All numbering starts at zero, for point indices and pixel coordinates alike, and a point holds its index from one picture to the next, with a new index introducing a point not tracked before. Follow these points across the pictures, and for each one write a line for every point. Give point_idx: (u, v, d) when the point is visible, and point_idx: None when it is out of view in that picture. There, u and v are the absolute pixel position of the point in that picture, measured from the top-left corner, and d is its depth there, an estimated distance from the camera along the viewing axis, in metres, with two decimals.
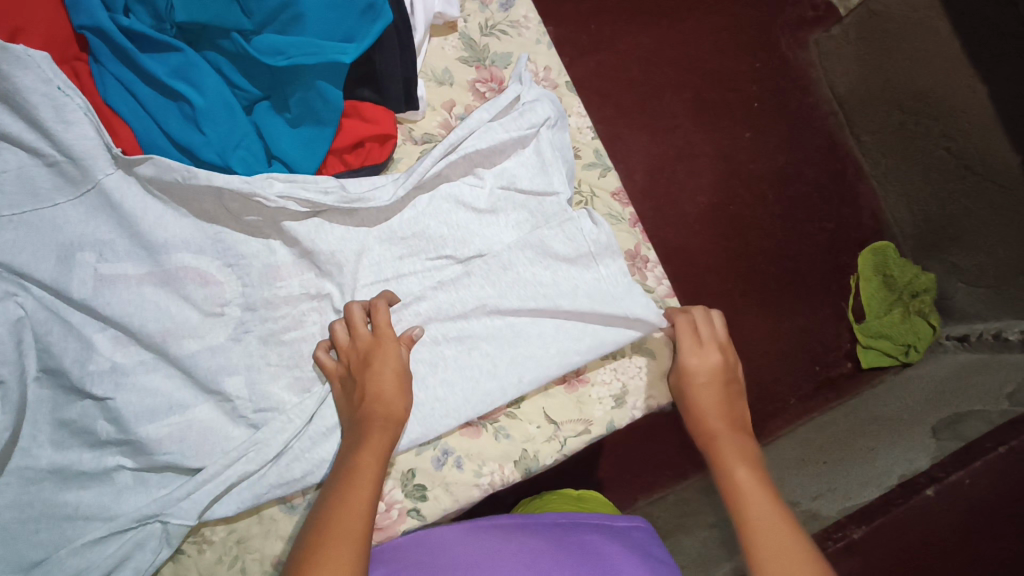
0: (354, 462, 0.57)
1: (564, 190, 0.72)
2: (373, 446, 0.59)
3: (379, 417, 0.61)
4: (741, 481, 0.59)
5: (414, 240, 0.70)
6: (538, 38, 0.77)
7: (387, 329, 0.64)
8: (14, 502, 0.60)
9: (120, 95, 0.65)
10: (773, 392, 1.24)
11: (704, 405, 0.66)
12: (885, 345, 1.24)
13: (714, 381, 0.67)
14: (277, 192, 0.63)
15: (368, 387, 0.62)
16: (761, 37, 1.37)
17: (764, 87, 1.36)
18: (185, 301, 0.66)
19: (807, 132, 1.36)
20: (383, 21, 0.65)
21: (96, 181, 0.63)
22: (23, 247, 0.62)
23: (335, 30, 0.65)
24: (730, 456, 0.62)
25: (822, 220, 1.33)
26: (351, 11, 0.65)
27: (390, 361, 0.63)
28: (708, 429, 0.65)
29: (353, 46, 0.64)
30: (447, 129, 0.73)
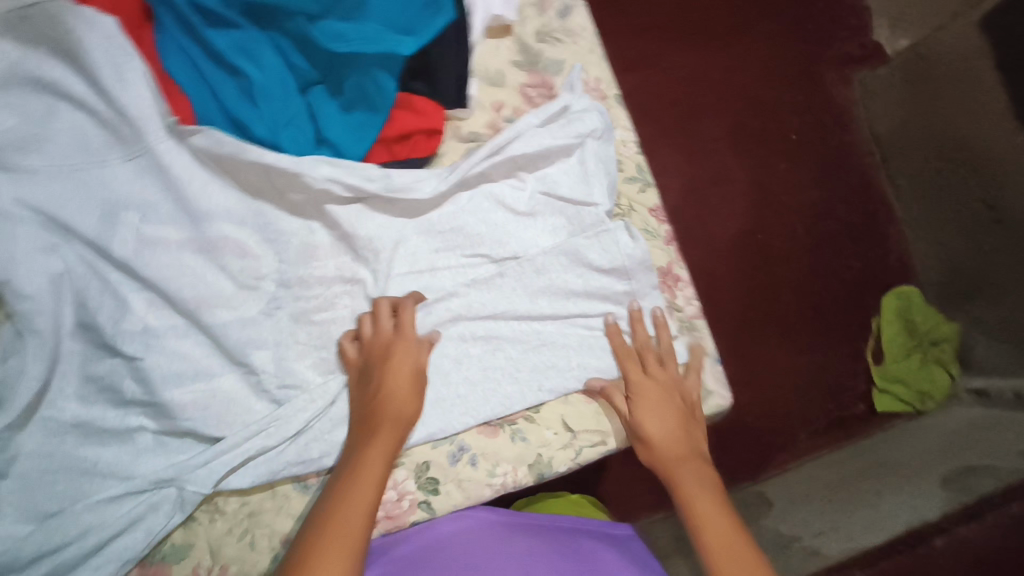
0: (363, 459, 0.58)
1: (604, 202, 0.71)
2: (382, 445, 0.60)
3: (390, 417, 0.62)
4: (709, 515, 0.60)
5: (451, 235, 0.70)
6: (592, 49, 0.75)
7: (410, 328, 0.65)
8: (35, 451, 0.62)
9: (181, 65, 0.66)
10: (784, 425, 1.23)
11: (664, 425, 0.65)
12: (900, 391, 1.23)
13: (666, 405, 0.66)
14: (322, 178, 0.64)
15: (384, 384, 0.63)
16: (804, 71, 1.37)
17: (804, 120, 1.36)
18: (222, 272, 0.67)
19: (843, 169, 1.35)
20: (445, 16, 0.65)
21: (147, 145, 0.65)
22: (69, 201, 0.63)
23: (397, 20, 0.65)
24: (692, 482, 0.62)
25: (850, 259, 1.32)
26: (415, 3, 0.66)
27: (409, 361, 0.64)
28: (664, 450, 0.64)
29: (414, 39, 0.64)
30: (494, 129, 0.72)
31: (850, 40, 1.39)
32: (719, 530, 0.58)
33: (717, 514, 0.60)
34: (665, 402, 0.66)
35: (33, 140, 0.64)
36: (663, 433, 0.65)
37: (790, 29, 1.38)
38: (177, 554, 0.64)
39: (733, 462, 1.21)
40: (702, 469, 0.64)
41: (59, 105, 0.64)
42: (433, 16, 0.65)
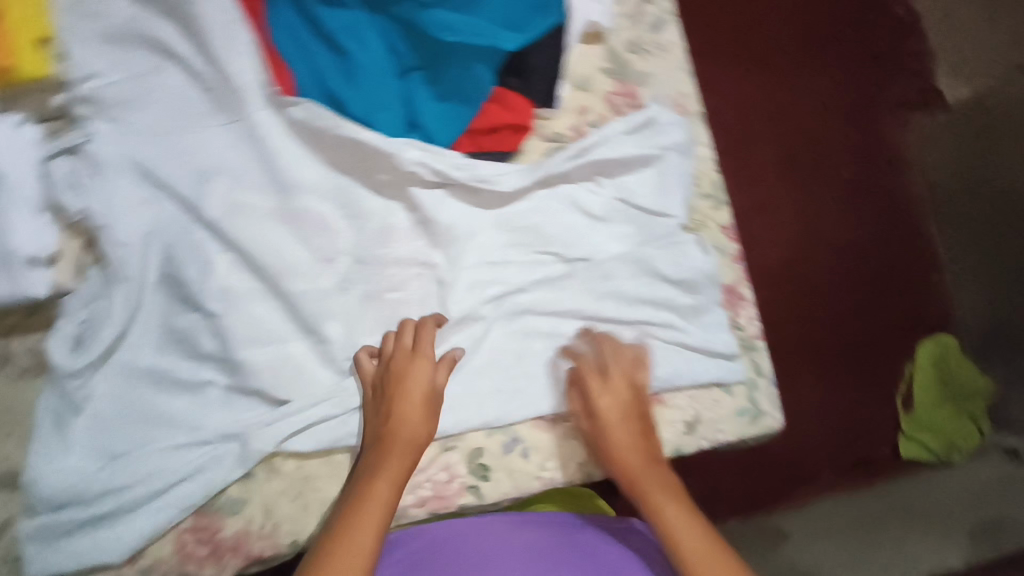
0: (371, 485, 0.61)
1: (680, 215, 0.72)
2: (390, 473, 0.62)
3: (401, 442, 0.63)
4: (677, 527, 0.62)
5: (525, 231, 0.71)
6: (680, 65, 0.76)
7: (427, 348, 0.67)
8: (111, 393, 0.65)
9: (289, 41, 0.69)
10: (807, 459, 1.23)
11: (623, 443, 0.67)
12: (928, 439, 1.21)
13: (625, 421, 0.67)
14: (416, 158, 0.67)
15: (396, 407, 0.64)
16: (867, 111, 1.37)
17: (857, 158, 1.36)
18: (303, 243, 0.69)
19: (891, 211, 1.35)
20: (551, 19, 0.68)
21: (246, 114, 0.68)
22: (171, 159, 0.67)
23: (505, 17, 0.67)
24: (658, 493, 0.64)
25: (890, 301, 1.31)
26: (524, 4, 0.67)
27: (424, 385, 0.66)
28: (627, 466, 0.66)
29: (517, 37, 0.66)
30: (577, 133, 0.73)
31: (912, 83, 1.37)
32: (693, 539, 0.61)
33: (689, 524, 0.62)
34: (623, 418, 0.67)
35: (141, 98, 0.68)
36: (623, 450, 0.66)
37: (854, 66, 1.38)
38: (233, 507, 0.66)
39: (753, 490, 1.20)
40: (667, 478, 0.66)
41: (165, 67, 0.69)
42: (537, 17, 0.67)
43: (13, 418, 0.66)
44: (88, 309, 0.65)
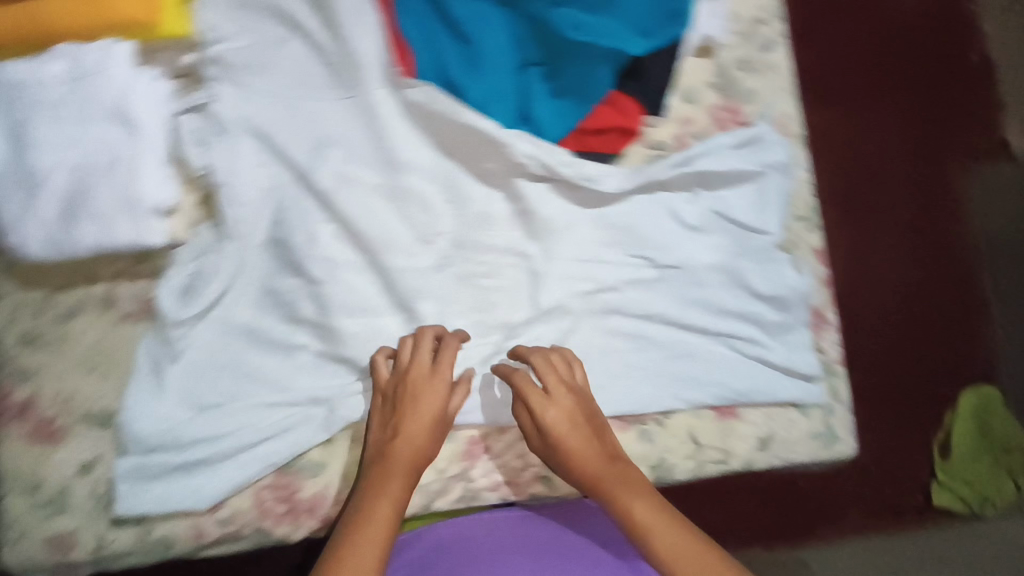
0: (374, 500, 0.61)
1: (776, 233, 0.73)
2: (394, 489, 0.62)
3: (407, 459, 0.64)
4: (648, 522, 0.60)
5: (621, 232, 0.72)
6: (786, 86, 0.77)
7: (446, 368, 0.66)
8: (209, 344, 0.67)
9: (411, 24, 0.70)
10: (835, 500, 1.15)
11: (578, 452, 0.64)
12: (963, 492, 1.11)
13: (575, 428, 0.65)
14: (526, 152, 0.68)
15: (407, 422, 0.64)
16: (945, 139, 1.25)
17: (916, 199, 1.22)
18: (405, 221, 0.71)
19: (947, 258, 1.23)
20: (678, 30, 0.69)
21: (364, 91, 0.70)
22: (287, 127, 0.69)
23: (634, 22, 0.68)
24: (624, 494, 0.62)
25: (937, 350, 1.19)
26: (655, 11, 0.68)
27: (436, 404, 0.66)
28: (588, 474, 0.64)
29: (643, 43, 0.68)
30: (679, 143, 0.74)
31: (978, 125, 1.26)
32: (666, 535, 0.59)
33: (659, 519, 0.60)
34: (574, 423, 0.65)
35: (263, 64, 0.70)
36: (581, 460, 0.64)
37: (926, 98, 1.25)
38: (312, 470, 0.68)
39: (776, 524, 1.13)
40: (632, 476, 0.64)
41: (290, 38, 0.70)
42: (666, 26, 0.68)
43: (110, 360, 0.68)
44: (195, 262, 0.67)
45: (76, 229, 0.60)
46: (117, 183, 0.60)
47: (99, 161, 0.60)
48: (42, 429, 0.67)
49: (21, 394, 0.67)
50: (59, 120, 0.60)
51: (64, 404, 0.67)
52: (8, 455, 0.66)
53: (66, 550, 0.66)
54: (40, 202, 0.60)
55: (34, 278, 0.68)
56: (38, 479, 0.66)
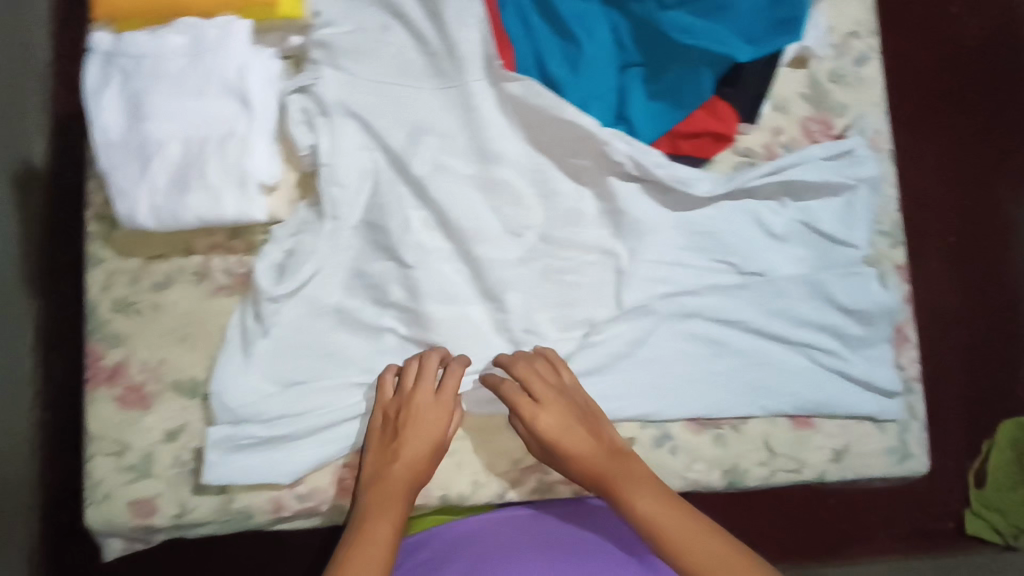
0: (371, 522, 0.60)
1: (863, 246, 0.73)
2: (392, 513, 0.61)
3: (404, 481, 0.63)
4: (651, 512, 0.59)
5: (705, 237, 0.72)
6: (878, 102, 0.77)
7: (450, 394, 0.66)
8: (296, 322, 0.68)
9: (514, 19, 0.71)
10: (866, 519, 1.14)
11: (577, 456, 0.64)
12: (995, 521, 1.06)
13: (572, 432, 0.64)
14: (623, 152, 0.69)
15: (405, 445, 0.64)
16: (999, 163, 1.21)
17: (965, 228, 1.18)
18: (495, 212, 0.71)
19: (996, 289, 1.17)
20: (792, 39, 0.67)
21: (464, 82, 0.71)
22: (385, 113, 0.70)
23: (745, 29, 0.68)
24: (626, 492, 0.61)
25: (978, 379, 1.15)
26: (767, 19, 0.68)
27: (436, 429, 0.65)
28: (591, 474, 0.64)
29: (750, 49, 0.67)
30: (768, 151, 0.75)
31: None
32: (674, 528, 0.58)
33: (664, 512, 0.59)
34: (572, 425, 0.64)
35: (364, 50, 0.71)
36: (580, 462, 0.64)
37: (984, 124, 1.21)
38: None
39: (803, 539, 1.13)
40: (636, 471, 0.63)
41: (393, 26, 0.71)
42: (778, 34, 0.67)
43: (200, 331, 0.69)
44: (292, 239, 0.68)
45: (183, 200, 0.61)
46: (227, 157, 0.62)
47: (211, 134, 0.62)
48: (131, 394, 0.68)
49: (111, 359, 0.68)
50: (175, 92, 0.61)
51: (154, 371, 0.68)
52: (96, 417, 0.67)
53: (147, 515, 0.67)
54: (152, 171, 0.61)
55: (129, 247, 0.69)
56: (124, 443, 0.67)
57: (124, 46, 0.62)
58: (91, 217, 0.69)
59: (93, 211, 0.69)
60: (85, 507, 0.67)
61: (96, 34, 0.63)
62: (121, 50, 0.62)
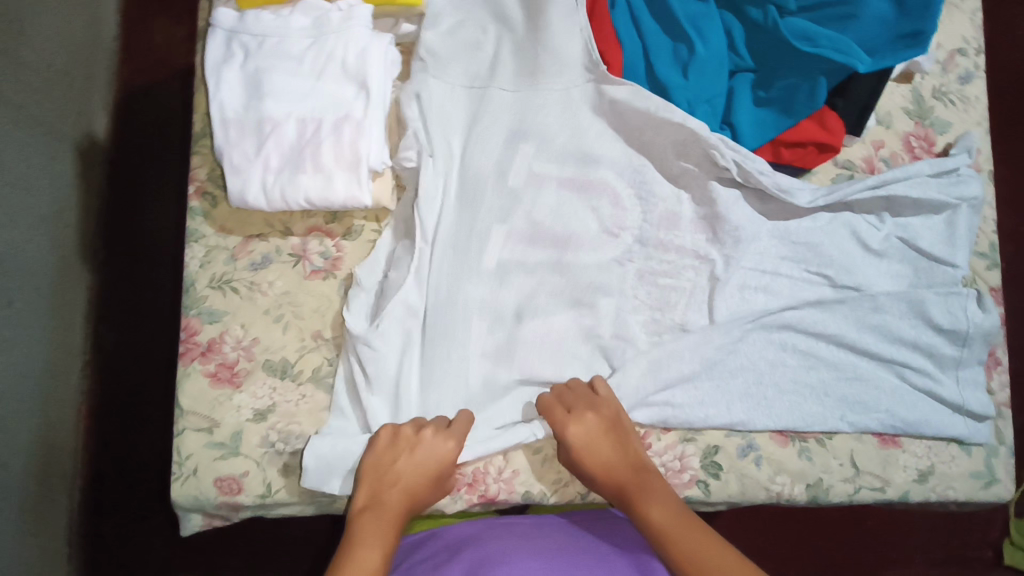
0: (366, 545, 0.57)
1: (962, 267, 0.73)
2: (386, 542, 0.58)
3: (400, 511, 0.61)
4: (665, 526, 0.58)
5: (803, 248, 0.72)
6: (979, 121, 0.77)
7: (461, 429, 0.64)
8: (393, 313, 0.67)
9: (624, 20, 0.71)
10: (906, 542, 1.12)
11: (603, 469, 0.64)
12: None
13: (601, 447, 0.64)
14: (730, 157, 0.68)
15: (402, 473, 0.61)
16: None
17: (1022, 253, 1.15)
18: (592, 212, 0.71)
19: None
20: (919, 51, 0.66)
21: (565, 86, 0.71)
22: (484, 117, 0.71)
23: (867, 40, 0.67)
24: (647, 508, 0.60)
25: None
26: (893, 31, 0.67)
27: (435, 462, 0.62)
28: (616, 487, 0.63)
29: (871, 61, 0.67)
30: (868, 165, 0.74)
31: None
32: (693, 553, 0.56)
33: (683, 536, 0.57)
34: (603, 441, 0.64)
35: None
36: (605, 477, 0.64)
37: None
38: None
39: (845, 561, 1.10)
40: (661, 491, 0.62)
41: (492, 30, 0.73)
42: (902, 47, 0.67)
43: (295, 312, 0.69)
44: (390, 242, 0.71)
45: (295, 178, 0.61)
46: (342, 139, 0.62)
47: (327, 116, 0.62)
48: (224, 371, 0.68)
49: (207, 334, 0.68)
50: (294, 74, 0.63)
51: (247, 349, 0.68)
52: (188, 391, 0.67)
53: (234, 493, 0.66)
54: (266, 150, 0.62)
55: (229, 224, 0.70)
56: (214, 419, 0.67)
57: (249, 25, 0.64)
58: (193, 193, 0.70)
59: (196, 186, 0.71)
60: (172, 481, 0.66)
61: (220, 11, 0.64)
62: (245, 31, 0.64)
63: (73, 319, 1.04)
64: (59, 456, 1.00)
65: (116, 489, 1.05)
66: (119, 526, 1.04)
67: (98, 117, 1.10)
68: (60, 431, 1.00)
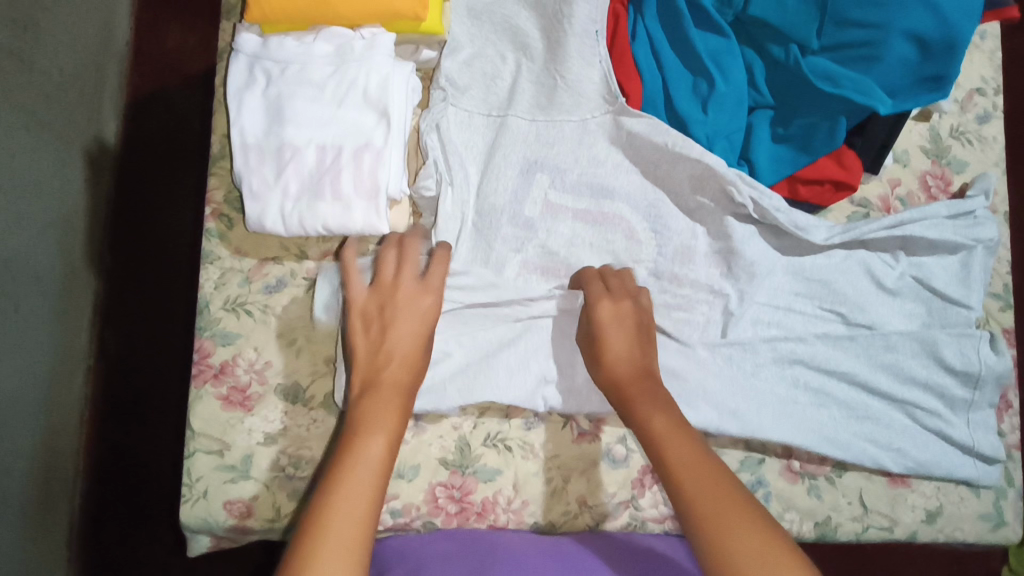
0: (366, 418, 0.53)
1: (976, 309, 0.73)
2: (390, 409, 0.54)
3: (394, 383, 0.56)
4: (664, 427, 0.55)
5: (817, 285, 0.73)
6: (996, 161, 0.77)
7: (435, 278, 0.61)
8: None
9: (644, 50, 0.71)
10: None
11: (608, 353, 0.62)
12: None
13: (614, 331, 0.62)
14: (747, 195, 0.68)
15: (390, 334, 0.58)
16: None
17: None
18: (606, 242, 0.71)
19: None
20: (940, 96, 0.67)
21: (582, 117, 0.71)
22: (501, 144, 0.71)
23: (889, 82, 0.67)
24: (641, 404, 0.57)
25: None
26: (916, 73, 0.67)
27: (417, 317, 0.59)
28: (614, 378, 0.61)
29: (892, 102, 0.67)
30: (884, 203, 0.74)
31: None
32: (684, 447, 0.52)
33: (675, 430, 0.54)
34: (619, 326, 0.63)
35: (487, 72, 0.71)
36: (610, 361, 0.61)
37: None
38: (489, 473, 0.68)
39: None
40: (656, 388, 0.59)
41: (512, 59, 0.73)
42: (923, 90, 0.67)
43: (308, 337, 0.69)
44: None
45: (313, 206, 0.62)
46: (361, 167, 0.62)
47: (347, 144, 0.62)
48: (236, 394, 0.68)
49: (219, 357, 0.68)
50: (315, 101, 0.63)
51: (259, 373, 0.68)
52: (199, 414, 0.67)
53: (243, 517, 0.67)
54: (285, 177, 0.62)
55: (244, 247, 0.70)
56: (224, 443, 0.67)
57: (271, 50, 0.64)
58: (209, 214, 0.70)
59: (212, 208, 0.71)
60: (181, 503, 0.66)
61: (242, 35, 0.64)
62: (267, 55, 0.64)
63: (78, 324, 1.03)
64: (61, 462, 1.00)
65: (118, 495, 1.05)
66: (120, 532, 1.04)
67: (109, 123, 1.10)
68: (63, 436, 1.00)
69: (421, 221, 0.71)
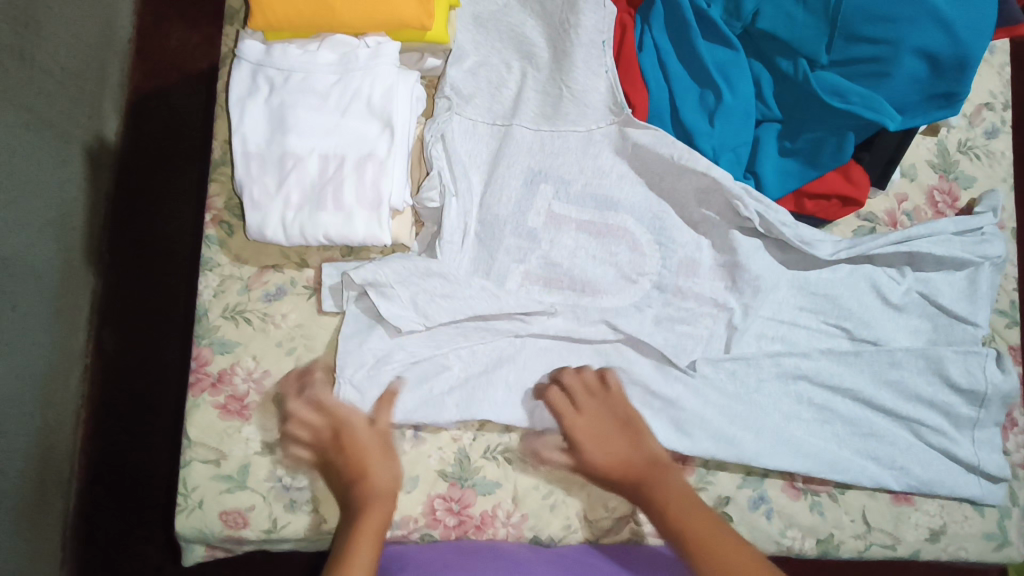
0: (352, 538, 0.57)
1: (983, 326, 0.72)
2: (371, 523, 0.58)
3: (367, 498, 0.60)
4: (681, 516, 0.59)
5: (822, 300, 0.72)
6: (1004, 177, 0.76)
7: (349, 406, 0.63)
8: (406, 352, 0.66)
9: (651, 61, 0.71)
10: None
11: (608, 458, 0.63)
12: None
13: (604, 437, 0.64)
14: (753, 209, 0.67)
15: (345, 467, 0.61)
16: None
17: None
18: (610, 254, 0.71)
19: None
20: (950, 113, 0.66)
21: (588, 127, 0.71)
22: (505, 153, 0.70)
23: (899, 98, 0.67)
24: (659, 495, 0.60)
25: None
26: (926, 90, 0.66)
27: (363, 431, 0.62)
28: (625, 474, 0.62)
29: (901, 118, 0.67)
30: (890, 218, 0.74)
31: None
32: (712, 539, 0.56)
33: (700, 519, 0.58)
34: (604, 430, 0.64)
35: None
36: (612, 462, 0.63)
37: None
38: (488, 486, 0.67)
39: None
40: (669, 473, 0.62)
41: (518, 68, 0.73)
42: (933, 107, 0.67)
43: (308, 346, 0.69)
44: None
45: (315, 216, 0.61)
46: (364, 177, 0.61)
47: (350, 154, 0.62)
48: (233, 403, 0.67)
49: (217, 365, 0.67)
50: (318, 109, 0.62)
51: (257, 381, 0.67)
52: (196, 422, 0.66)
53: (238, 527, 0.65)
54: (287, 186, 0.61)
55: (244, 254, 0.70)
56: (221, 452, 0.66)
57: (275, 58, 0.63)
58: (209, 221, 0.70)
59: (212, 214, 0.70)
60: (176, 512, 0.65)
61: (246, 42, 0.64)
62: (271, 62, 0.63)
63: (75, 324, 1.03)
64: (56, 464, 0.99)
65: (111, 499, 1.04)
66: (112, 536, 1.03)
67: (109, 123, 1.09)
68: (58, 438, 0.99)
69: (423, 230, 0.71)
